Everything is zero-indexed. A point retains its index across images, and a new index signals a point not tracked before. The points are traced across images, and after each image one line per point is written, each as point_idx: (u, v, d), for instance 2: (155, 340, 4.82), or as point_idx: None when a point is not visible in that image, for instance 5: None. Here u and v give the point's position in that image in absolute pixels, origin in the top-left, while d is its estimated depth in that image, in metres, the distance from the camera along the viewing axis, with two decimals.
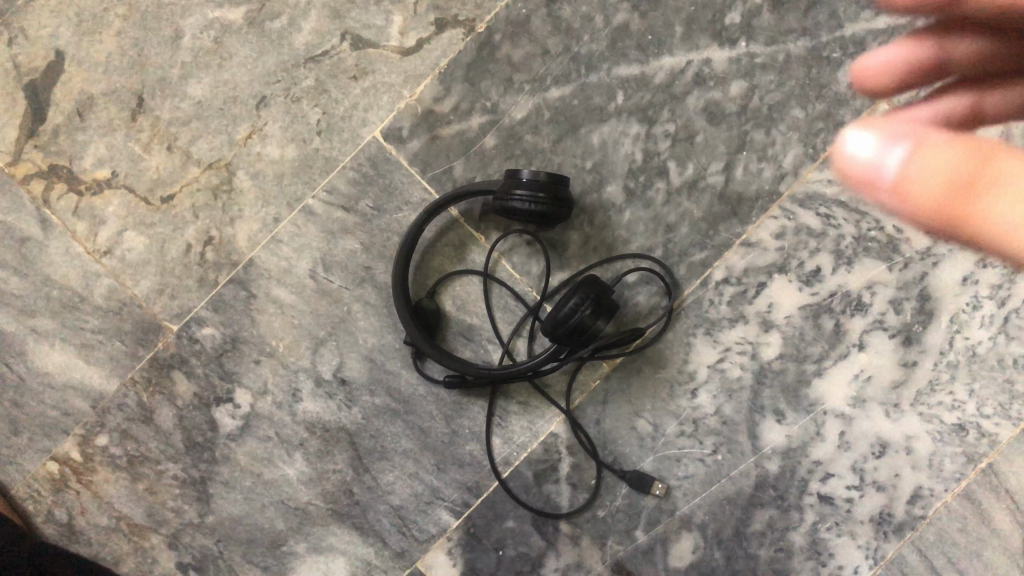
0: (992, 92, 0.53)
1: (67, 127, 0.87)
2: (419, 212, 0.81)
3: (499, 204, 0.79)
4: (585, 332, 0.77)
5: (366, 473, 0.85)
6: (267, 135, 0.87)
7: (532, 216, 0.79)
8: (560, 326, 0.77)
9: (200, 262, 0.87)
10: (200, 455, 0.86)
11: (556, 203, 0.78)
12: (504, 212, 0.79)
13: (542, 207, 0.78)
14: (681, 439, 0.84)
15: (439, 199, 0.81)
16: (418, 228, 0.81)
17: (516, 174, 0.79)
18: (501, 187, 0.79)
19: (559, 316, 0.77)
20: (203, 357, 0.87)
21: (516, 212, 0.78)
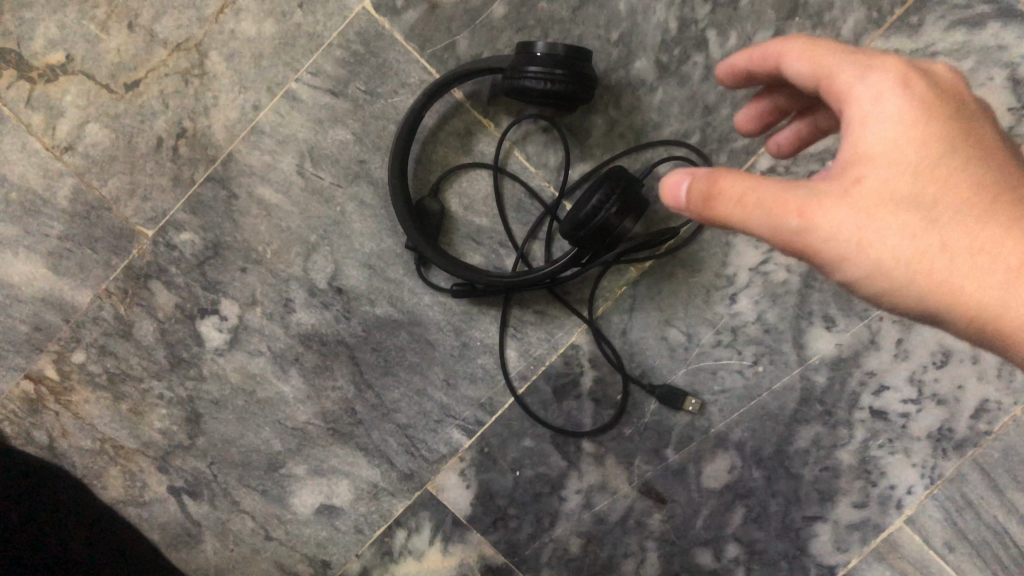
0: (818, 112, 0.60)
1: (11, 3, 0.75)
2: (417, 97, 0.70)
3: (509, 83, 0.68)
4: (611, 233, 0.68)
5: (369, 391, 0.77)
6: (240, 9, 0.75)
7: (548, 98, 0.68)
8: (580, 227, 0.67)
9: (173, 158, 0.77)
10: (186, 372, 0.78)
11: (577, 82, 0.67)
12: (515, 93, 0.68)
13: (561, 87, 0.66)
14: (717, 349, 0.75)
15: (439, 81, 0.70)
16: (416, 116, 0.71)
17: (530, 48, 0.67)
18: (512, 64, 0.68)
19: (580, 214, 0.67)
20: (183, 266, 0.78)
21: (530, 93, 0.67)
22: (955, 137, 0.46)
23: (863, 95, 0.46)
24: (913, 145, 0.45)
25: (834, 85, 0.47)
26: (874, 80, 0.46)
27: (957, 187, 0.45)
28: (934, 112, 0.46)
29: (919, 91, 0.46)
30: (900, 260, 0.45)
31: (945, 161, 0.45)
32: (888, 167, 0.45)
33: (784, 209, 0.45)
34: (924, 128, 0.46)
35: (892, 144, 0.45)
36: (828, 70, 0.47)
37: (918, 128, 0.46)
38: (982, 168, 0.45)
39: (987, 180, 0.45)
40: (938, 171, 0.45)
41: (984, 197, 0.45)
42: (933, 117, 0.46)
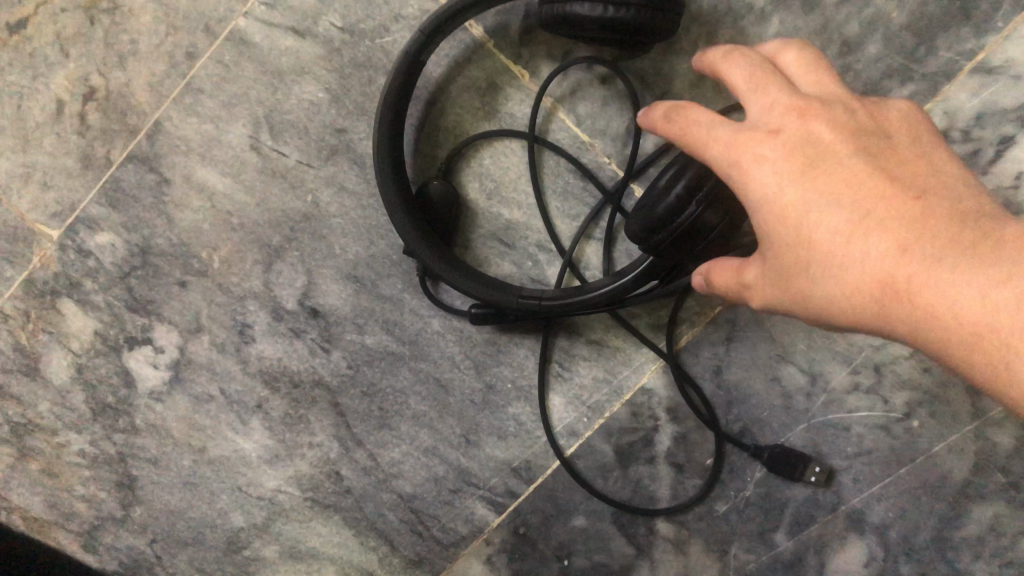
0: None
1: None
2: (412, 32, 0.47)
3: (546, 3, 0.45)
4: (706, 239, 0.43)
5: (359, 449, 0.56)
6: None
7: (600, 32, 0.44)
8: (655, 228, 0.43)
9: (81, 128, 0.55)
10: (114, 422, 0.57)
11: (653, 11, 0.43)
12: (551, 18, 0.45)
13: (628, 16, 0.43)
14: (852, 396, 0.52)
15: (446, 7, 0.47)
16: (411, 61, 0.48)
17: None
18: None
19: (655, 209, 0.42)
20: (101, 279, 0.56)
21: (572, 22, 0.44)
22: (841, 167, 0.36)
23: (728, 166, 0.37)
24: (787, 201, 0.35)
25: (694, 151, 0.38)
26: (733, 139, 0.37)
27: (870, 217, 0.34)
28: (808, 148, 0.36)
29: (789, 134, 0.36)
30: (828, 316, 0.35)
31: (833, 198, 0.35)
32: (773, 231, 0.36)
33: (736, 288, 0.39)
34: (802, 175, 0.36)
35: (772, 204, 0.36)
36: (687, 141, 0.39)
37: (791, 180, 0.36)
38: (880, 188, 0.35)
39: (886, 198, 0.34)
40: (829, 213, 0.35)
41: (888, 220, 0.34)
42: (808, 156, 0.36)
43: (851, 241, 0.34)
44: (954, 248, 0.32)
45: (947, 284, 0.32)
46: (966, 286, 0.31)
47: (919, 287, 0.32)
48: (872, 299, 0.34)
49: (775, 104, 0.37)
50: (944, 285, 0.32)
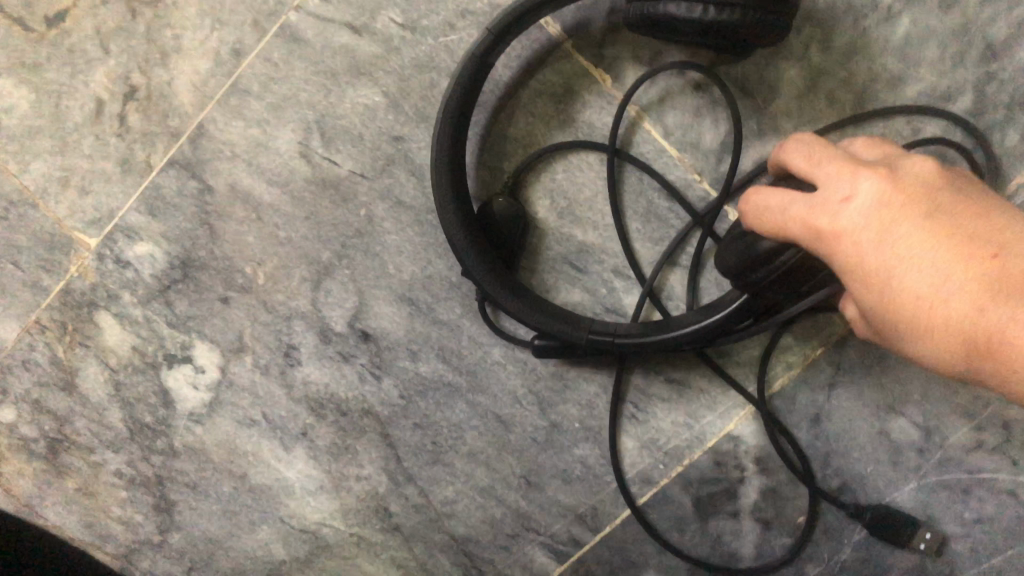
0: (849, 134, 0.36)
1: None
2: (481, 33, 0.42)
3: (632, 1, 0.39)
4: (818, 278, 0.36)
5: (410, 485, 0.51)
6: None
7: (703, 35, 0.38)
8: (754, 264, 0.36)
9: (122, 130, 0.51)
10: (152, 443, 0.54)
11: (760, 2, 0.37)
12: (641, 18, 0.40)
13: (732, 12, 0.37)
14: (974, 456, 0.45)
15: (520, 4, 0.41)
16: (478, 63, 0.43)
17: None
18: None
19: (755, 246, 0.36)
20: (141, 292, 0.52)
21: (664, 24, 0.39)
22: (917, 229, 0.31)
23: (806, 241, 0.33)
24: (868, 267, 0.31)
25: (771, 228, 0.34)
26: (802, 214, 0.33)
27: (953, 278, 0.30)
28: (886, 206, 0.31)
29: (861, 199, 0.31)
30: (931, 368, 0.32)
31: (913, 265, 0.30)
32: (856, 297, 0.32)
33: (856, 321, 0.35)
34: (877, 242, 0.31)
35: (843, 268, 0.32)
36: (758, 216, 0.34)
37: (869, 247, 0.31)
38: (962, 249, 0.30)
39: (967, 262, 0.29)
40: (910, 283, 0.30)
41: (976, 286, 0.29)
42: (883, 208, 0.31)
43: (934, 308, 0.30)
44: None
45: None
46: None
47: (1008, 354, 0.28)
48: (959, 357, 0.30)
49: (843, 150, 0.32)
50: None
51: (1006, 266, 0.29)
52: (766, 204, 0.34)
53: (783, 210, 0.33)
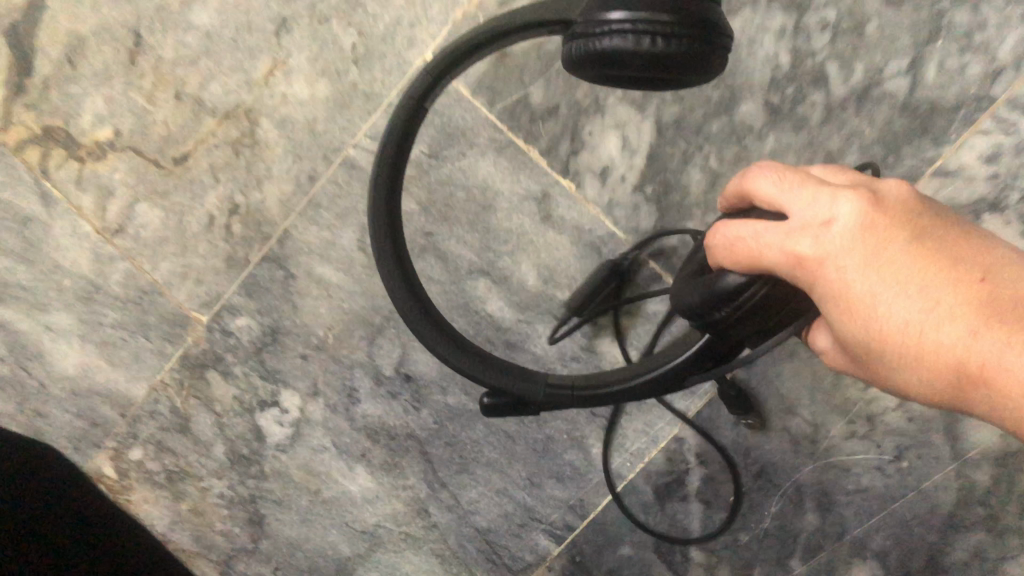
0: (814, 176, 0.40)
1: (57, 79, 0.72)
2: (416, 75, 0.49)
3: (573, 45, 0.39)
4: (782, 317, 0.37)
5: (443, 490, 0.68)
6: (291, 69, 0.68)
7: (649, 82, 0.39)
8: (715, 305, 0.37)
9: (227, 237, 0.71)
10: (247, 469, 0.71)
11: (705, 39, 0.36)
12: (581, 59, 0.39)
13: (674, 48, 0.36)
14: (851, 442, 0.62)
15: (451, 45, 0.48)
16: (412, 106, 0.49)
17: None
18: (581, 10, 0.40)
19: (715, 286, 0.37)
20: (240, 355, 0.71)
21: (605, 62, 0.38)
22: (899, 253, 0.36)
23: (785, 268, 0.36)
24: (854, 293, 0.36)
25: (742, 258, 0.37)
26: (783, 240, 0.36)
27: (935, 294, 0.34)
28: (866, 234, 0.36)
29: (843, 221, 0.36)
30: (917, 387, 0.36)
31: (903, 293, 0.35)
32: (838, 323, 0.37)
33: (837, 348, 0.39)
34: (860, 269, 0.36)
35: (828, 290, 0.36)
36: (729, 247, 0.37)
37: (852, 271, 0.36)
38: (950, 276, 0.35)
39: (953, 288, 0.34)
40: (895, 305, 0.35)
41: (964, 313, 0.34)
42: (865, 235, 0.36)
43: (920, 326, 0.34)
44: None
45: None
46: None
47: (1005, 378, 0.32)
48: (946, 376, 0.34)
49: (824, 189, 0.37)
50: None
51: (994, 296, 0.33)
52: (744, 237, 0.37)
53: (760, 239, 0.36)
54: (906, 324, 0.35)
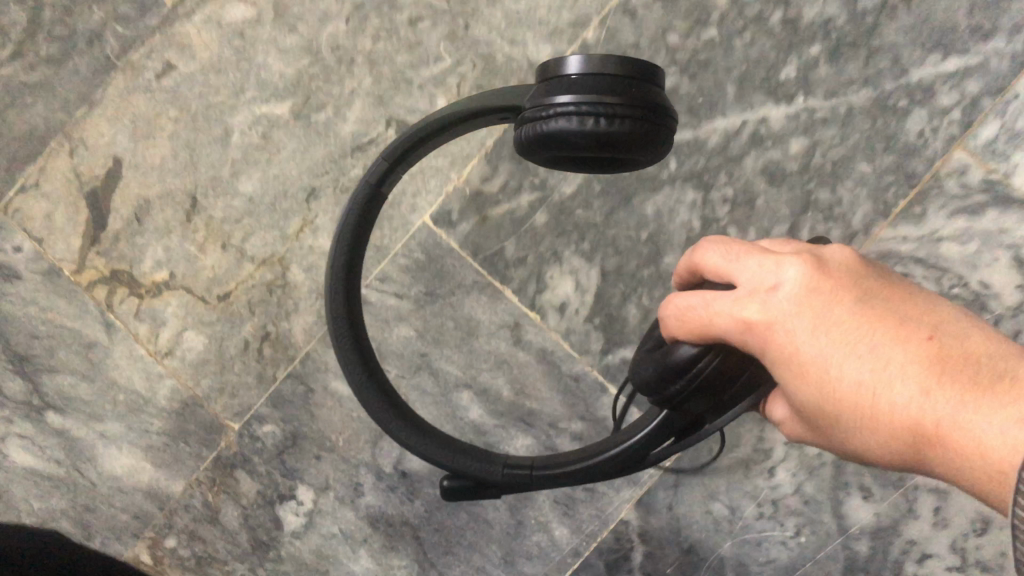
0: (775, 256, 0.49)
1: (126, 232, 0.90)
2: (374, 163, 0.62)
3: (526, 127, 0.52)
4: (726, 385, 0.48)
5: (432, 569, 0.83)
6: (318, 227, 0.87)
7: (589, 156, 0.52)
8: (671, 378, 0.47)
9: (258, 358, 0.87)
10: (266, 554, 0.86)
11: (634, 122, 0.49)
12: (534, 136, 0.51)
13: (611, 125, 0.49)
14: (760, 521, 0.79)
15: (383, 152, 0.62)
16: (372, 187, 0.63)
17: (557, 77, 0.51)
18: (529, 100, 0.53)
19: (671, 360, 0.47)
20: (264, 455, 0.86)
21: (554, 138, 0.50)
22: (847, 317, 0.44)
23: (739, 332, 0.45)
24: (807, 355, 0.44)
25: (696, 329, 0.46)
26: (735, 309, 0.45)
27: (880, 352, 0.43)
28: (819, 302, 0.45)
29: (787, 288, 0.45)
30: (876, 438, 0.43)
31: (851, 353, 0.43)
32: (800, 384, 0.45)
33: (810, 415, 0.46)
34: (811, 331, 0.44)
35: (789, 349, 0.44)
36: (681, 316, 0.47)
37: (804, 335, 0.44)
38: (893, 337, 0.43)
39: (904, 348, 0.42)
40: (849, 365, 0.43)
41: (912, 367, 0.41)
42: (817, 304, 0.45)
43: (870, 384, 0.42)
44: (974, 393, 0.39)
45: (970, 429, 0.38)
46: (985, 429, 0.37)
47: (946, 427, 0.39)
48: (901, 427, 0.41)
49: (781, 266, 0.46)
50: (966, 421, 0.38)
51: (938, 351, 0.41)
52: (695, 312, 0.46)
53: (712, 307, 0.46)
54: (858, 380, 0.43)
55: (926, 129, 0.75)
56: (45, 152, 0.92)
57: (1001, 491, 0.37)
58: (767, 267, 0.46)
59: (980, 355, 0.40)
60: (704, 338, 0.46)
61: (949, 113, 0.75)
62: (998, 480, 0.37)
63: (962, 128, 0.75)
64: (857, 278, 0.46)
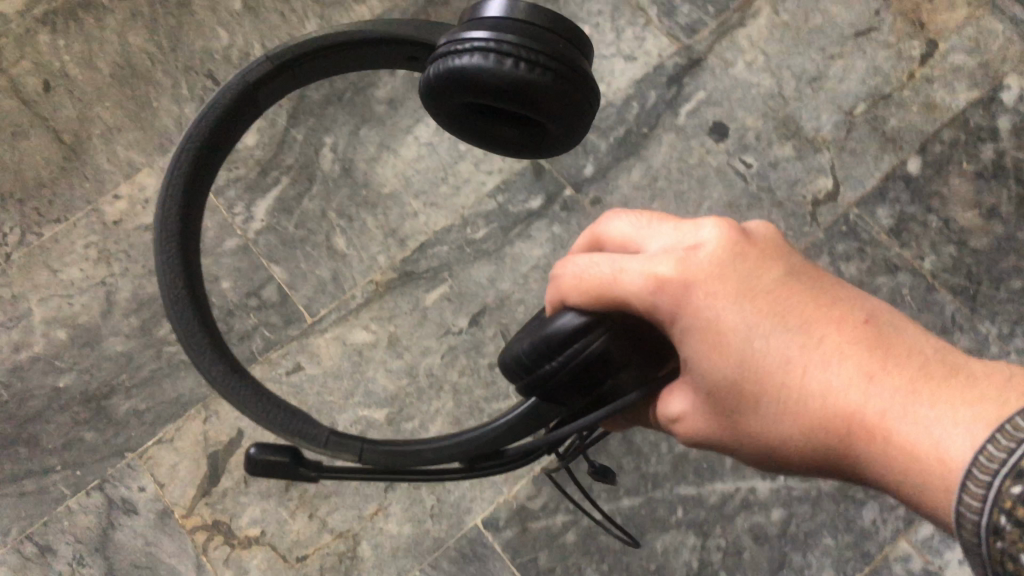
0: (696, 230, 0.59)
1: (234, 490, 1.12)
2: (261, 63, 0.79)
3: (441, 61, 0.68)
4: (601, 371, 0.58)
5: None
6: (389, 512, 1.09)
7: (496, 97, 0.68)
8: (552, 355, 0.59)
9: None
10: None
11: (551, 74, 0.66)
12: (447, 69, 0.67)
13: (529, 72, 0.66)
14: None
15: (269, 57, 0.80)
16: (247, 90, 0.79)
17: (477, 19, 0.68)
18: (445, 39, 0.69)
19: (556, 332, 0.58)
20: None
21: (471, 73, 0.66)
22: (776, 294, 0.54)
23: (659, 296, 0.55)
24: (729, 326, 0.54)
25: (596, 291, 0.56)
26: (652, 271, 0.55)
27: (814, 333, 0.52)
28: (748, 281, 0.55)
29: (709, 252, 0.56)
30: (800, 416, 0.52)
31: (782, 332, 0.53)
32: (721, 357, 0.55)
33: (731, 397, 0.56)
34: (738, 306, 0.54)
35: (716, 322, 0.54)
36: (579, 279, 0.58)
37: (728, 308, 0.54)
38: (827, 320, 0.53)
39: (841, 334, 0.52)
40: (773, 341, 0.53)
41: (850, 355, 0.51)
42: (745, 281, 0.55)
43: (796, 361, 0.52)
44: (908, 385, 0.48)
45: (921, 425, 0.46)
46: (911, 429, 0.46)
47: (887, 418, 0.48)
48: (838, 412, 0.50)
49: (713, 243, 0.56)
50: (909, 416, 0.47)
51: (874, 339, 0.51)
52: (599, 275, 0.57)
53: (625, 270, 0.56)
54: (785, 359, 0.53)
55: (877, 519, 1.04)
56: (185, 416, 1.16)
57: (931, 485, 0.45)
58: (697, 242, 0.57)
59: (915, 351, 0.50)
60: (609, 300, 0.56)
61: (893, 509, 1.04)
62: (932, 472, 0.45)
63: (904, 524, 1.04)
64: (781, 259, 0.57)
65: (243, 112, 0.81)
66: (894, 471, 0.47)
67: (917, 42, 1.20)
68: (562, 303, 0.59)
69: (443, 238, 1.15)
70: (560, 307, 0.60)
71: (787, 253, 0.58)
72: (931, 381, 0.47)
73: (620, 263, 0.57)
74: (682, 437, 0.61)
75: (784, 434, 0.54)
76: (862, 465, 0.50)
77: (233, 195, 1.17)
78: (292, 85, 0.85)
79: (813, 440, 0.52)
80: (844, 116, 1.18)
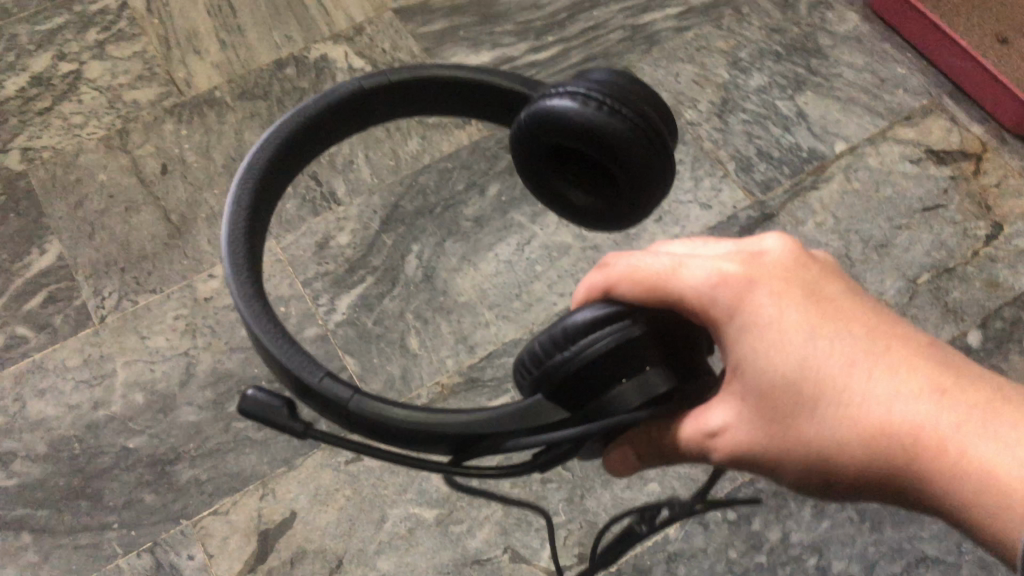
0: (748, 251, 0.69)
1: (279, 570, 1.15)
2: (378, 75, 0.84)
3: (535, 105, 0.74)
4: (630, 363, 0.61)
5: None
6: None
7: (578, 141, 0.72)
8: (571, 339, 0.62)
9: None
10: None
11: (631, 127, 0.70)
12: (541, 109, 0.73)
13: (611, 117, 0.70)
14: None
15: (388, 74, 0.85)
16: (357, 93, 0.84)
17: (582, 77, 0.74)
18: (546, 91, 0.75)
19: (579, 320, 0.63)
20: None
21: (559, 111, 0.71)
22: (836, 312, 0.63)
23: (727, 293, 0.64)
24: (794, 328, 0.63)
25: (653, 282, 0.63)
26: (723, 274, 0.64)
27: (878, 345, 0.61)
28: (811, 299, 0.64)
29: (774, 265, 0.66)
30: (858, 421, 0.60)
31: (848, 343, 0.61)
32: (783, 359, 0.63)
33: (785, 401, 0.63)
34: (802, 315, 0.63)
35: (784, 328, 0.63)
36: (631, 270, 0.64)
37: (793, 315, 0.63)
38: (888, 337, 0.61)
39: (902, 351, 0.60)
40: (837, 348, 0.62)
41: (913, 368, 0.59)
42: (809, 297, 0.64)
43: (857, 364, 0.61)
44: (983, 404, 0.56)
45: (990, 440, 0.55)
46: (987, 444, 0.55)
47: (952, 428, 0.56)
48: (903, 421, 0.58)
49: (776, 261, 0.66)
50: (976, 428, 0.56)
51: (931, 357, 0.60)
52: (657, 270, 0.64)
53: (695, 267, 0.65)
54: (848, 364, 0.61)
55: None
56: (243, 490, 1.19)
57: (997, 494, 0.54)
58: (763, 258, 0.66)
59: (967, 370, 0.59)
60: (665, 289, 0.63)
61: None
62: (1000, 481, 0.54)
63: None
64: (833, 284, 0.66)
65: (346, 110, 0.85)
66: (964, 482, 0.55)
67: (983, 222, 1.27)
68: (607, 291, 0.65)
69: (509, 349, 1.20)
70: (602, 295, 0.65)
71: (837, 280, 0.67)
72: (992, 400, 0.57)
73: (693, 262, 0.65)
74: (718, 450, 0.66)
75: (839, 436, 0.61)
76: (920, 478, 0.58)
77: (320, 286, 1.25)
78: (387, 111, 0.89)
79: (868, 449, 0.60)
80: (908, 282, 1.22)
